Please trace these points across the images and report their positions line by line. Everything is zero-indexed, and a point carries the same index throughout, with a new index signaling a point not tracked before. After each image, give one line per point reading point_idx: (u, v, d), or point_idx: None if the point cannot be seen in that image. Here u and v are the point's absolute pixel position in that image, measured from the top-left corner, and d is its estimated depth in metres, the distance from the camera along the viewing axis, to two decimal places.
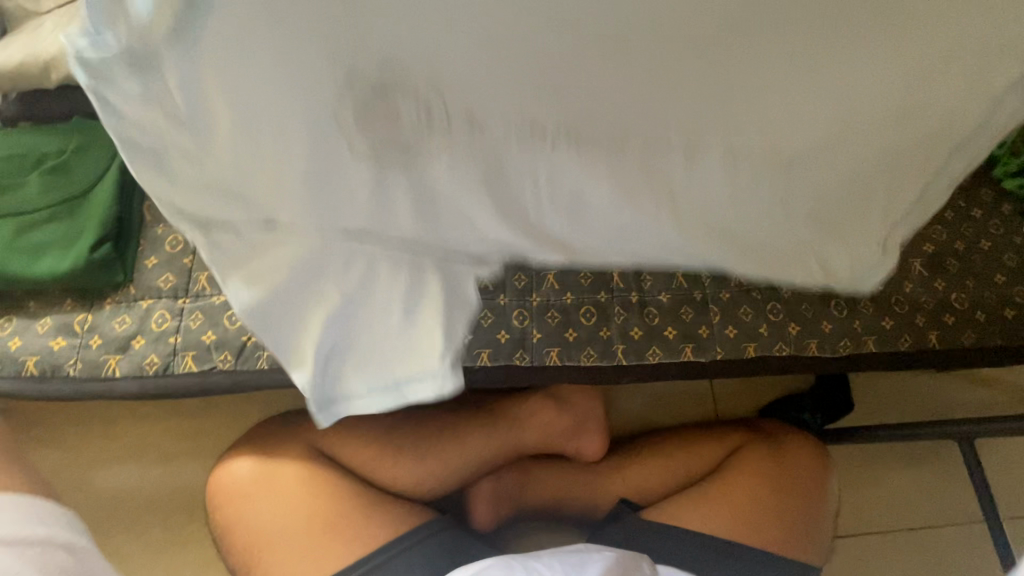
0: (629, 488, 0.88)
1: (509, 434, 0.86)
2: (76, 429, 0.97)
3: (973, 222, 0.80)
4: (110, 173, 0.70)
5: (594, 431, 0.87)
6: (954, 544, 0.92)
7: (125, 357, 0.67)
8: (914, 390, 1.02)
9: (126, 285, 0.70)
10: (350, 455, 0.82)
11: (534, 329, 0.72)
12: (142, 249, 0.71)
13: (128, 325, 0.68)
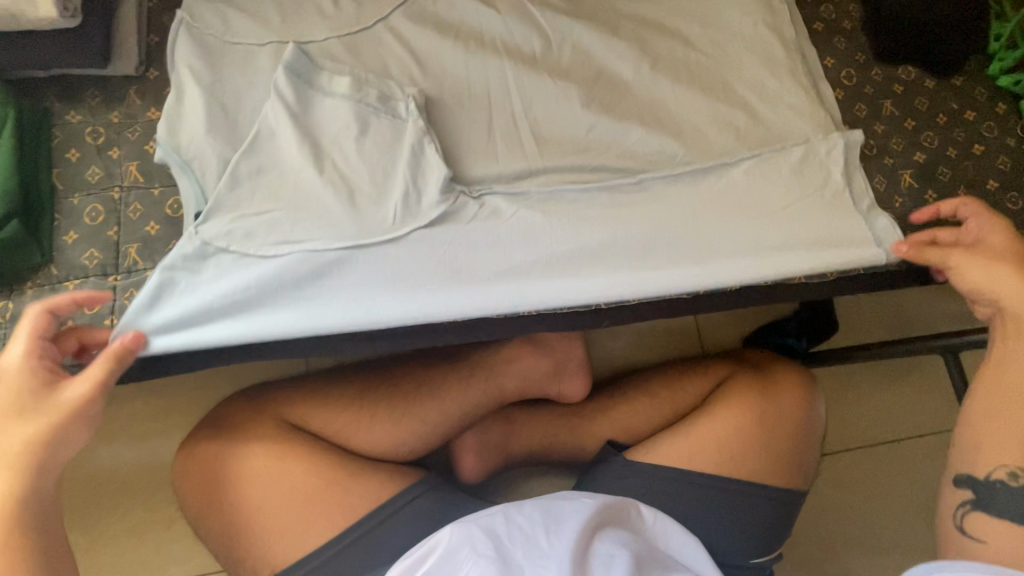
0: (617, 429, 0.86)
1: (490, 382, 0.83)
2: None
3: (965, 124, 0.75)
4: (5, 138, 0.61)
5: (576, 372, 0.86)
6: (933, 451, 0.95)
7: None
8: (898, 305, 1.00)
9: (47, 266, 0.62)
10: (326, 427, 0.78)
11: None
12: (58, 222, 0.63)
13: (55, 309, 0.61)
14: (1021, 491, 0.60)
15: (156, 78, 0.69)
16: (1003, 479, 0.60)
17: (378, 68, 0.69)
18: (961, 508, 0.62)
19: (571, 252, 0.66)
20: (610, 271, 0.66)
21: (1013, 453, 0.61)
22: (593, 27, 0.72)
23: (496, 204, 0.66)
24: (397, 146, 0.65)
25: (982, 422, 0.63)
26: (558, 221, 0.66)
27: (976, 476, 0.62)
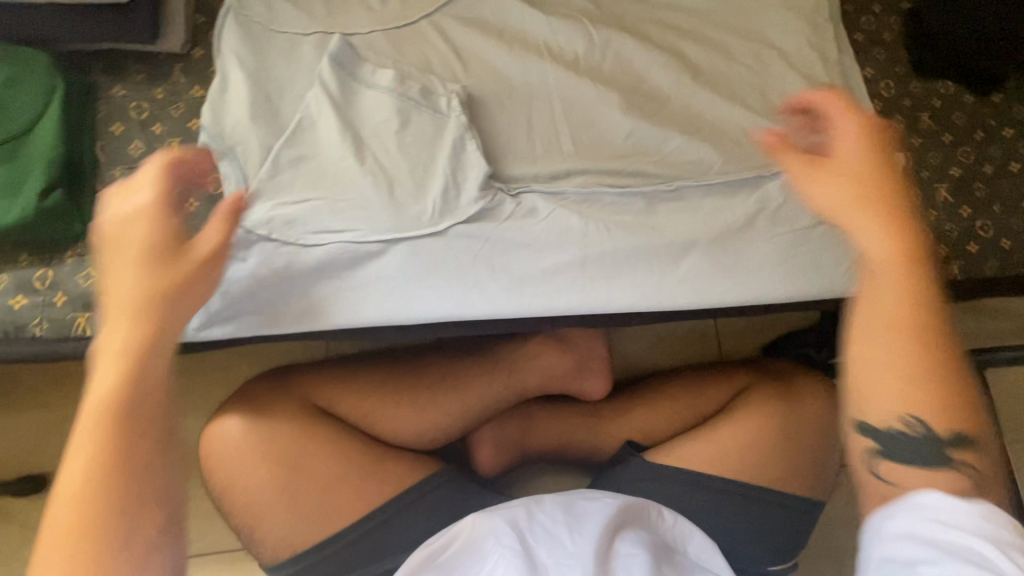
0: (635, 430, 0.86)
1: (512, 376, 0.83)
2: (58, 389, 0.93)
3: (1003, 141, 0.75)
4: (53, 107, 0.61)
5: (598, 368, 0.86)
6: None
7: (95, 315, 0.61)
8: None
9: (87, 237, 0.63)
10: (349, 411, 0.79)
11: None
12: (100, 194, 0.64)
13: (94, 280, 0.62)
14: (918, 445, 0.48)
15: (201, 56, 0.69)
16: (898, 427, 0.49)
17: (420, 60, 0.70)
18: (869, 458, 0.51)
19: (606, 254, 0.66)
20: (642, 275, 0.66)
21: (895, 402, 0.48)
22: (634, 33, 0.73)
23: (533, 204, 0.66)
24: (437, 140, 0.67)
25: (870, 358, 0.49)
26: (591, 219, 0.66)
27: (872, 425, 0.50)
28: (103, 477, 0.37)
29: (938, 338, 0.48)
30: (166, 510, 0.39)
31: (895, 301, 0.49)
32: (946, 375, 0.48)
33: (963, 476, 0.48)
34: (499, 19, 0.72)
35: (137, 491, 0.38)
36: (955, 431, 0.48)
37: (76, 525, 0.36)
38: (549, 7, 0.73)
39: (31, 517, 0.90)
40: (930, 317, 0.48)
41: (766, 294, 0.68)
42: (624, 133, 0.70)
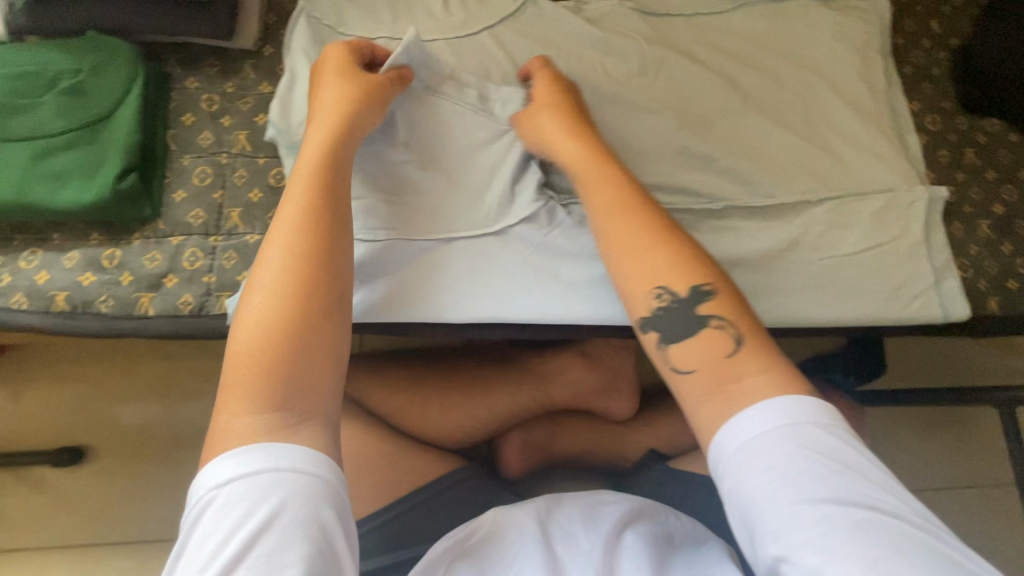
0: (661, 441, 0.88)
1: (540, 389, 0.84)
2: (100, 364, 0.96)
3: None
4: (133, 96, 0.64)
5: (625, 389, 0.86)
6: (972, 502, 0.94)
7: (158, 296, 0.64)
8: (949, 354, 1.00)
9: (154, 220, 0.66)
10: (385, 406, 0.81)
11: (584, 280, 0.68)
12: (168, 180, 0.67)
13: (158, 262, 0.64)
14: (671, 310, 0.53)
15: (271, 54, 0.72)
16: (657, 304, 0.53)
17: (479, 69, 0.73)
18: (658, 347, 0.53)
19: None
20: None
21: (648, 275, 0.54)
22: (686, 53, 0.75)
23: (582, 218, 0.68)
24: (493, 150, 0.70)
25: (618, 259, 0.57)
26: None
27: (646, 316, 0.54)
28: (297, 311, 0.49)
29: (634, 203, 0.58)
30: (328, 331, 0.50)
31: (606, 199, 0.59)
32: (669, 241, 0.55)
33: (724, 336, 0.50)
34: (557, 33, 0.74)
35: (308, 324, 0.49)
36: (693, 287, 0.53)
37: (261, 338, 0.48)
38: (606, 24, 0.75)
39: (66, 487, 0.92)
40: (656, 215, 0.57)
41: (807, 318, 0.68)
42: (672, 151, 0.72)
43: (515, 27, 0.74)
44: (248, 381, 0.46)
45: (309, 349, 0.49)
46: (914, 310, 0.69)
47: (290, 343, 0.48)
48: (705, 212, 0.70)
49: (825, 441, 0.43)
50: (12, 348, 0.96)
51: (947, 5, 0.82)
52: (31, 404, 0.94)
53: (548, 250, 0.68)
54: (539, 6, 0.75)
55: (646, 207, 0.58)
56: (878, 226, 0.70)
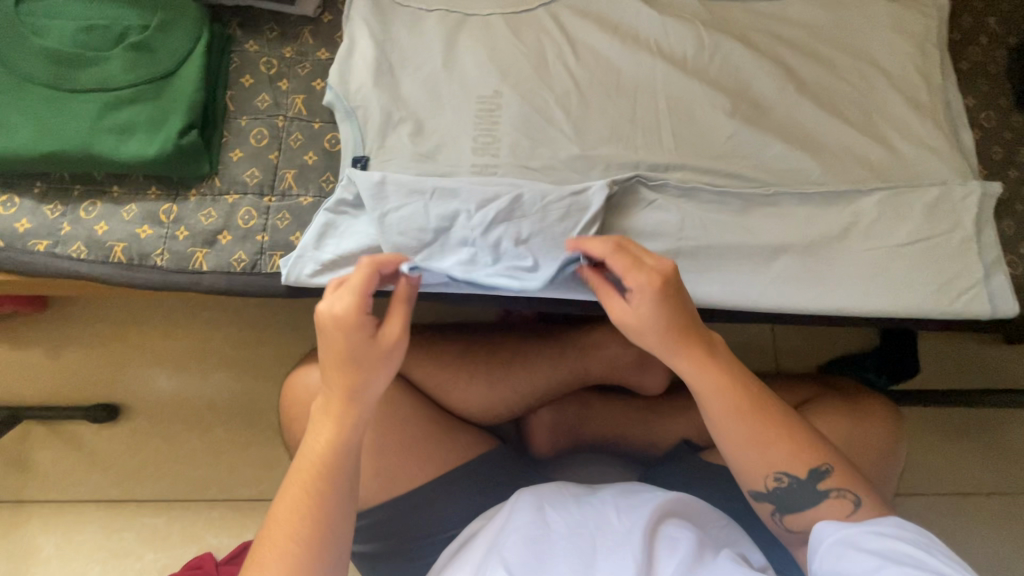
0: (693, 429, 0.87)
1: (578, 363, 0.84)
2: (138, 326, 0.97)
3: None
4: (197, 54, 0.65)
5: (659, 366, 0.86)
6: (1000, 511, 0.93)
7: (212, 252, 0.65)
8: (984, 359, 0.99)
9: (211, 178, 0.67)
10: (423, 376, 0.80)
11: None
12: (226, 140, 0.68)
13: (214, 220, 0.65)
14: (792, 489, 0.59)
15: (330, 21, 0.73)
16: (774, 485, 0.59)
17: (536, 47, 0.73)
18: (772, 514, 0.61)
19: (700, 249, 0.67)
20: (733, 274, 0.67)
21: (769, 463, 0.58)
22: (742, 40, 0.75)
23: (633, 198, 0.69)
24: (545, 127, 0.71)
25: (740, 452, 0.59)
26: (687, 217, 0.68)
27: (760, 491, 0.60)
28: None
29: (768, 410, 0.58)
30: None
31: (720, 401, 0.58)
32: (794, 435, 0.58)
33: (842, 503, 0.58)
34: (613, 14, 0.75)
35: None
36: (813, 469, 0.58)
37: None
38: (665, 6, 0.75)
39: (101, 443, 0.94)
40: (772, 407, 0.59)
41: (853, 309, 0.68)
42: (725, 135, 0.71)
43: (573, 6, 0.75)
44: None
45: (335, 534, 0.53)
46: (963, 305, 0.68)
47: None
48: (756, 196, 0.69)
49: (934, 553, 0.48)
50: (55, 305, 0.97)
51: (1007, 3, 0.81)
52: (71, 360, 0.96)
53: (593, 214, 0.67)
54: None
55: (773, 403, 0.59)
56: (930, 215, 0.70)
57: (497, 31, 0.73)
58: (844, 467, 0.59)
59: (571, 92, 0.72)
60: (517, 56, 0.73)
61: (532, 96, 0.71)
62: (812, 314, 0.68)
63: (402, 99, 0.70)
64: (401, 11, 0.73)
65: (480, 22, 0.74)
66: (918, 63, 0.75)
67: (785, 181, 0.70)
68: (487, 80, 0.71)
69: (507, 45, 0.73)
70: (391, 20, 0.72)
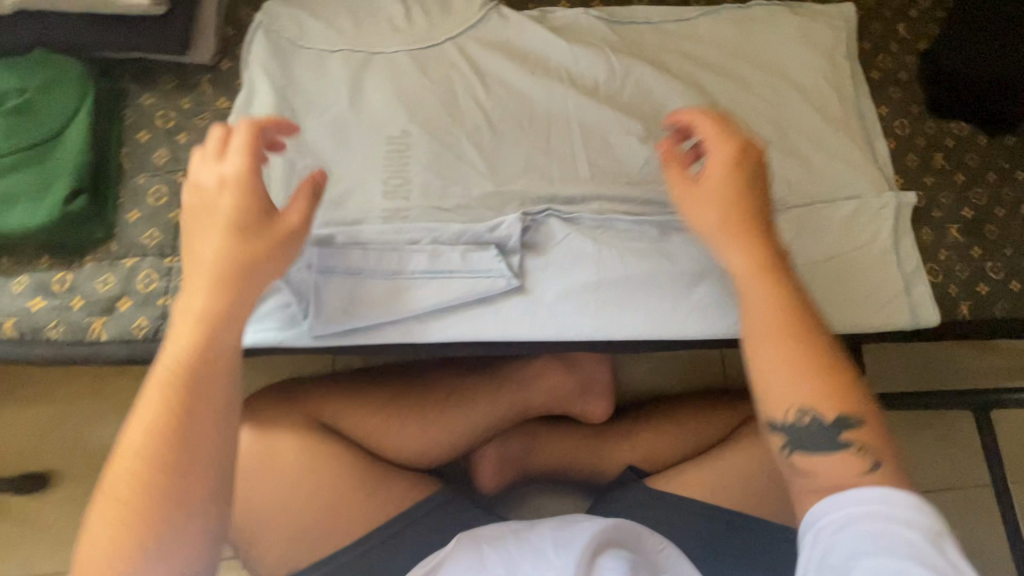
0: (639, 454, 0.87)
1: (517, 395, 0.83)
2: (66, 388, 0.93)
3: (1015, 184, 0.75)
4: (83, 114, 0.63)
5: (600, 392, 0.86)
6: (952, 507, 0.94)
7: (111, 320, 0.62)
8: (927, 356, 1.00)
9: (107, 241, 0.64)
10: (356, 424, 0.79)
11: (556, 290, 0.66)
12: (122, 201, 0.65)
13: (111, 286, 0.62)
14: (814, 430, 0.53)
15: (229, 68, 0.70)
16: (793, 420, 0.54)
17: (445, 82, 0.72)
18: (783, 451, 0.55)
19: (620, 281, 0.66)
20: (655, 304, 0.66)
21: (802, 391, 0.54)
22: (654, 62, 0.74)
23: (550, 233, 0.67)
24: (458, 165, 0.69)
25: (781, 385, 0.55)
26: (606, 249, 0.67)
27: (778, 421, 0.55)
28: (152, 538, 0.44)
29: (802, 345, 0.55)
30: (195, 539, 0.46)
31: (761, 322, 0.56)
32: (837, 378, 0.54)
33: (862, 461, 0.52)
34: (522, 43, 0.73)
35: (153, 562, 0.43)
36: (842, 415, 0.53)
37: (125, 495, 0.45)
38: (576, 32, 0.74)
39: (31, 514, 0.90)
40: (818, 336, 0.55)
41: None
42: (641, 161, 0.70)
43: (481, 38, 0.73)
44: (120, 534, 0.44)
45: (193, 446, 0.46)
46: (885, 317, 0.68)
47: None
48: (674, 222, 0.69)
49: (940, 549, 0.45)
50: None
51: (915, 8, 0.81)
52: None
53: (509, 252, 0.66)
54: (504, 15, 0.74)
55: (825, 354, 0.55)
56: (849, 228, 0.70)
57: (403, 67, 0.71)
58: (875, 426, 0.54)
59: (483, 127, 0.70)
60: (426, 92, 0.71)
61: (442, 133, 0.70)
62: (737, 339, 0.68)
63: (307, 145, 0.68)
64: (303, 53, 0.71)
65: (386, 59, 0.72)
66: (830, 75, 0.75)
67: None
68: (396, 119, 0.70)
69: (415, 81, 0.71)
70: (293, 63, 0.70)
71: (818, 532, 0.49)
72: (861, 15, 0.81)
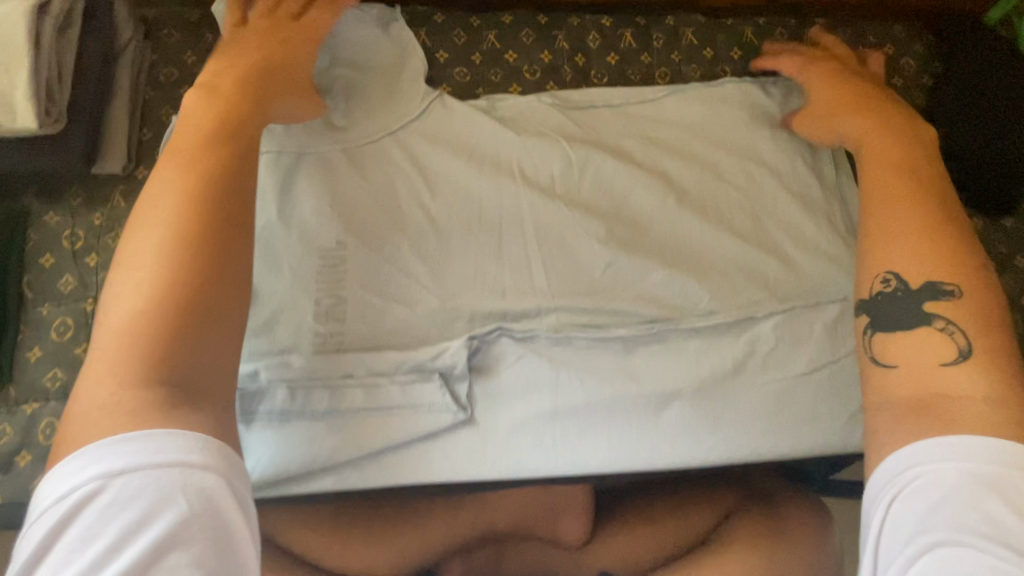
0: (616, 559, 0.80)
1: (480, 513, 0.76)
2: None
3: (1016, 272, 0.70)
4: None
5: (577, 508, 0.78)
6: None
7: (7, 478, 0.55)
8: None
9: (5, 385, 0.57)
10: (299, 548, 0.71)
11: (508, 425, 0.59)
12: (23, 337, 0.59)
13: (8, 439, 0.56)
14: (901, 299, 0.48)
15: (145, 177, 0.64)
16: (879, 290, 0.50)
17: (385, 182, 0.65)
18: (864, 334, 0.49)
19: (581, 407, 0.60)
20: (620, 432, 0.60)
21: (888, 254, 0.50)
22: (614, 150, 0.68)
23: (502, 356, 0.61)
24: (399, 278, 0.62)
25: (882, 219, 0.52)
26: (563, 371, 0.60)
27: (864, 298, 0.51)
28: (186, 260, 0.44)
29: (910, 186, 0.53)
30: (228, 344, 0.44)
31: (877, 164, 0.56)
32: (938, 235, 0.50)
33: (951, 343, 0.45)
34: (469, 134, 0.67)
35: (218, 294, 0.44)
36: (930, 281, 0.48)
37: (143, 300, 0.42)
38: (531, 120, 0.69)
39: None
40: (928, 202, 0.52)
41: (757, 454, 0.61)
42: (603, 265, 0.64)
43: (423, 132, 0.67)
44: (123, 365, 0.40)
45: (216, 325, 0.44)
46: None
47: (204, 289, 0.44)
48: (640, 335, 0.62)
49: None
50: None
51: (898, 76, 0.75)
52: None
53: (454, 382, 0.59)
54: (449, 105, 0.68)
55: (932, 198, 0.52)
56: (835, 336, 0.63)
57: (338, 168, 0.65)
58: (972, 299, 0.46)
59: (427, 232, 0.64)
60: (363, 195, 0.64)
61: (382, 244, 0.63)
62: (713, 465, 0.61)
63: None
64: None
65: (319, 159, 0.65)
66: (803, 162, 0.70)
67: (673, 313, 0.63)
68: (330, 228, 0.63)
69: (350, 184, 0.65)
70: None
71: (891, 492, 0.41)
72: None
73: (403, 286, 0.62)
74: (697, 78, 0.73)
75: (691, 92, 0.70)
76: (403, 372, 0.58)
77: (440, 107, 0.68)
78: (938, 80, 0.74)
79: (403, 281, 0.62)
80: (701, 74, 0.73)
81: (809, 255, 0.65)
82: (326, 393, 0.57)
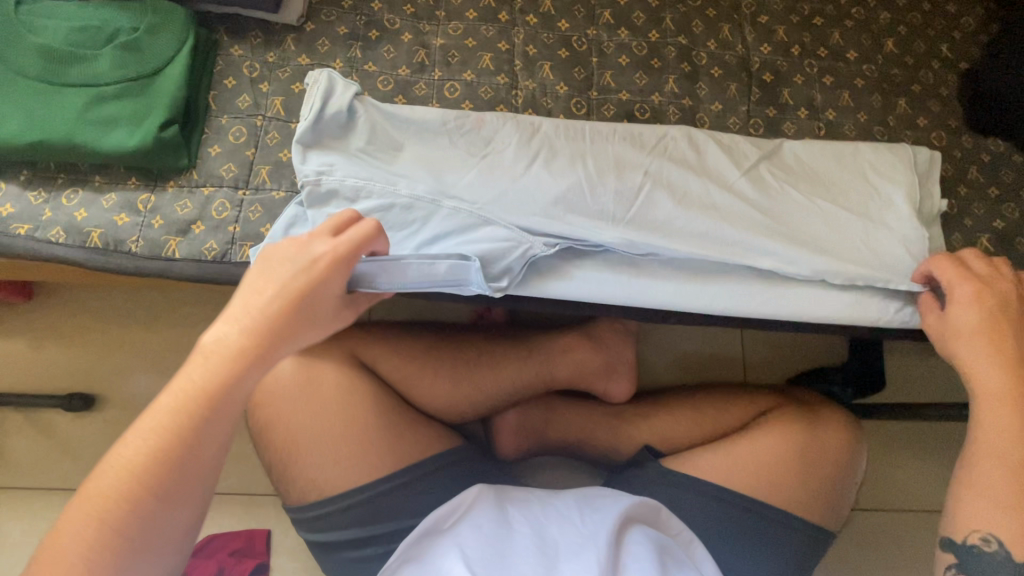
0: (655, 436, 0.90)
1: (541, 367, 0.87)
2: (121, 321, 1.00)
3: None
4: (182, 55, 0.69)
5: (624, 372, 0.90)
6: None
7: (185, 240, 0.68)
8: (949, 378, 1.00)
9: (189, 170, 0.70)
10: (386, 368, 0.83)
11: (591, 261, 0.71)
12: (206, 136, 0.72)
13: (192, 211, 0.68)
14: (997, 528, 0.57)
15: (312, 30, 0.77)
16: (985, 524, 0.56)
17: (506, 60, 0.78)
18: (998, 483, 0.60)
19: (653, 256, 0.71)
20: (685, 281, 0.71)
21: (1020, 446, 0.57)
22: (699, 62, 0.80)
23: (593, 205, 0.70)
24: (511, 131, 0.72)
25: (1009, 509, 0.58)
26: (643, 223, 0.70)
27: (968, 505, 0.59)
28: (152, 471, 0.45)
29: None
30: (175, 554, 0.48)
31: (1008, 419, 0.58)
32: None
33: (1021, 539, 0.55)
34: (578, 35, 0.80)
35: (170, 507, 0.46)
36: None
37: (114, 493, 0.45)
38: (631, 28, 0.81)
39: (73, 432, 0.95)
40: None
41: (800, 313, 0.71)
42: (690, 155, 0.74)
43: (541, 26, 0.79)
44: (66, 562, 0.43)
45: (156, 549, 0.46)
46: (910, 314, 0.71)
47: (163, 489, 0.46)
48: (712, 205, 0.71)
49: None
50: (39, 297, 1.00)
51: (958, 30, 0.85)
52: (53, 352, 0.98)
53: (541, 231, 0.68)
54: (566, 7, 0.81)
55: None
56: (880, 232, 0.72)
57: (470, 44, 0.78)
58: None
59: (537, 123, 0.73)
60: (489, 67, 0.77)
61: (502, 119, 0.73)
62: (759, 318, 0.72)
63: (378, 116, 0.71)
64: (381, 26, 0.78)
65: (453, 35, 0.78)
66: (860, 89, 0.81)
67: (736, 207, 0.71)
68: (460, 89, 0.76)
69: (479, 58, 0.78)
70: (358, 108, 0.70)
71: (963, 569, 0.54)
72: (906, 32, 0.84)
73: (513, 136, 0.72)
74: (778, 11, 0.83)
75: (810, 143, 0.76)
76: (507, 204, 0.68)
77: (558, 9, 0.80)
78: (995, 36, 0.84)
79: (513, 136, 0.72)
80: (782, 7, 0.84)
81: (867, 165, 0.75)
82: (439, 217, 0.67)
